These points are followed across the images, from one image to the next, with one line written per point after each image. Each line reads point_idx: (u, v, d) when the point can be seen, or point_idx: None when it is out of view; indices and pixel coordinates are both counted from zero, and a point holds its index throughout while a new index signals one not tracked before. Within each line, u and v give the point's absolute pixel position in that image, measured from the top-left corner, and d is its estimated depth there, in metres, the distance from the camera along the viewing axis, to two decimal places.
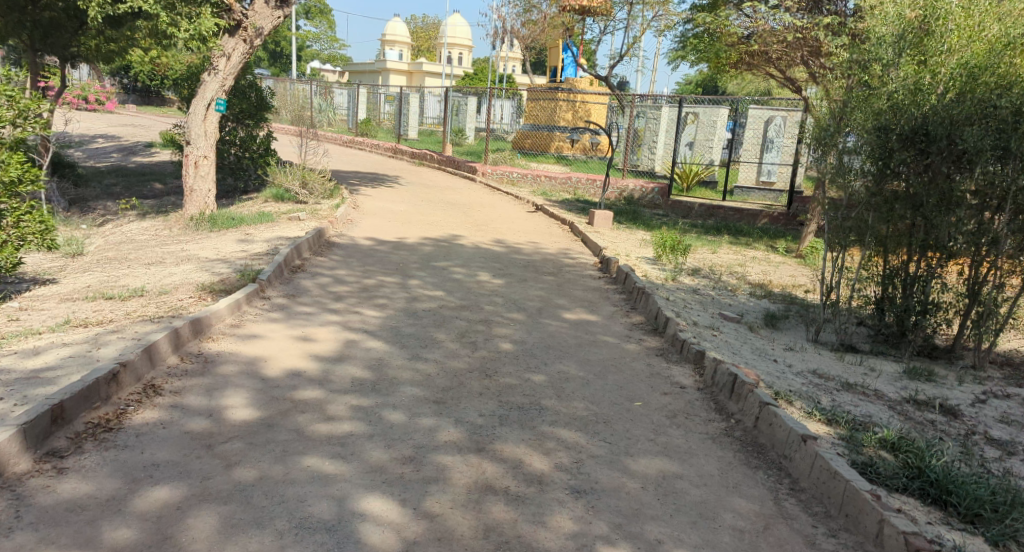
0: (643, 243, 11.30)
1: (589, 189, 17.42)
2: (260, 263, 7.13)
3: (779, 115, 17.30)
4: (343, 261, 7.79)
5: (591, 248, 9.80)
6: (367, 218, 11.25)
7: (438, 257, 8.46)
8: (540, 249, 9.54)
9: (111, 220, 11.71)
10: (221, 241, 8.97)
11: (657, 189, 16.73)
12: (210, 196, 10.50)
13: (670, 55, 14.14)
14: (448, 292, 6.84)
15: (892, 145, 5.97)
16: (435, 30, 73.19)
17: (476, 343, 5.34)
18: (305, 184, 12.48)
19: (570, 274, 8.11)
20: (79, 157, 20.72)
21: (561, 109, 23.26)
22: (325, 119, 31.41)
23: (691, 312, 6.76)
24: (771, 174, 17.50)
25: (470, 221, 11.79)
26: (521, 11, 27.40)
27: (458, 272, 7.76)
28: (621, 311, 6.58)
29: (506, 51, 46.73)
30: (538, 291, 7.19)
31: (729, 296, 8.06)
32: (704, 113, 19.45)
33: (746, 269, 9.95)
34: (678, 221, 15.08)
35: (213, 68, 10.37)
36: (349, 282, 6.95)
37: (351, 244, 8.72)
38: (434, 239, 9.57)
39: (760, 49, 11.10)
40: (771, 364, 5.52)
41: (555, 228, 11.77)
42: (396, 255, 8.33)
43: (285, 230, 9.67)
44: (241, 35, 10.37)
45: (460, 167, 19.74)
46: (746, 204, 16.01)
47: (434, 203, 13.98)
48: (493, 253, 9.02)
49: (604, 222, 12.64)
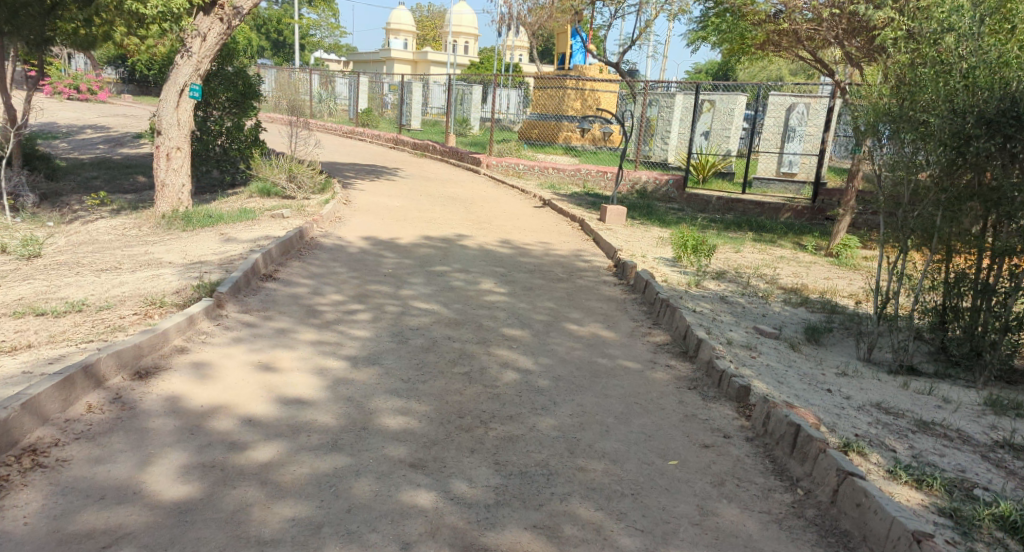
0: (660, 242, 10.38)
1: (600, 181, 16.36)
2: (226, 268, 6.21)
3: (802, 102, 16.27)
4: (325, 265, 6.87)
5: (604, 248, 8.88)
6: (360, 216, 10.36)
7: (435, 259, 7.54)
8: (548, 251, 8.62)
9: (82, 218, 10.86)
10: (193, 242, 8.08)
11: (671, 181, 15.78)
12: (186, 191, 9.64)
13: (689, 37, 13.17)
14: (442, 304, 5.92)
15: (970, 131, 4.98)
16: (441, 19, 72.10)
17: (472, 372, 4.42)
18: (293, 177, 11.57)
19: (582, 281, 7.18)
20: (66, 149, 19.95)
21: (570, 98, 22.31)
22: (325, 109, 30.56)
23: (722, 328, 5.79)
24: (793, 164, 16.58)
25: (472, 218, 10.91)
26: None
27: (456, 278, 6.84)
28: (642, 327, 5.65)
29: (513, 38, 45.65)
30: (547, 303, 6.26)
31: (762, 306, 7.09)
32: (721, 101, 18.45)
33: (776, 271, 9.01)
34: (695, 216, 14.16)
35: (186, 50, 9.49)
36: (327, 289, 6.03)
37: (336, 244, 7.82)
38: (431, 238, 8.66)
39: (791, 28, 10.11)
40: (826, 396, 4.50)
41: (564, 226, 10.86)
42: (387, 258, 7.41)
43: (266, 229, 8.78)
44: (217, 14, 9.46)
45: (463, 158, 18.80)
46: (767, 197, 15.04)
47: (435, 198, 13.11)
48: (496, 255, 8.10)
49: (616, 218, 11.80)
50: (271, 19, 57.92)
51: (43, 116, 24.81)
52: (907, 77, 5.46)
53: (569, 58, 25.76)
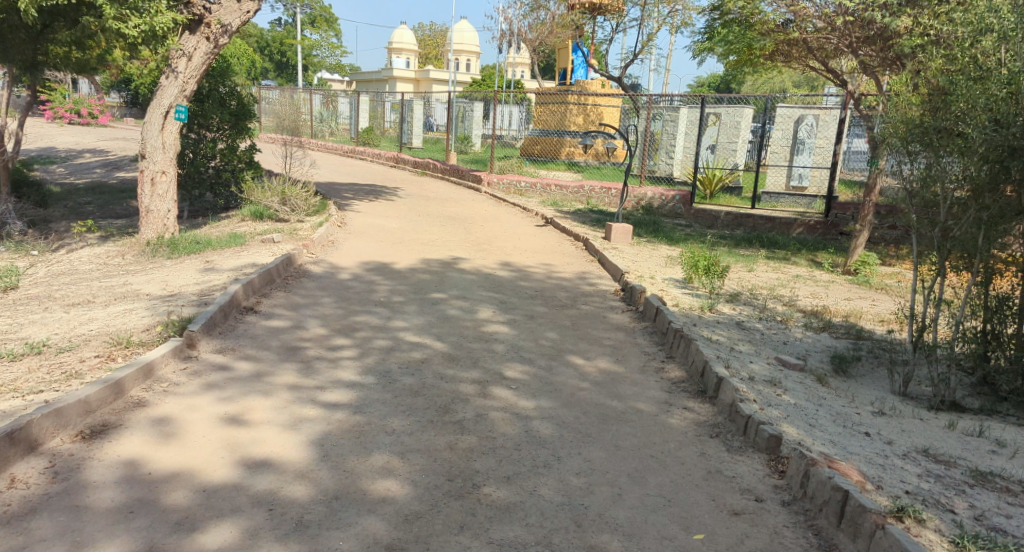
0: (669, 262, 9.91)
1: (604, 198, 16.05)
2: (202, 301, 5.76)
3: (811, 114, 15.84)
4: (311, 294, 6.42)
5: (611, 270, 8.42)
6: (354, 239, 9.93)
7: (430, 286, 7.08)
8: (551, 273, 8.15)
9: (67, 245, 10.46)
10: (177, 271, 7.65)
11: (678, 197, 15.34)
12: (172, 217, 9.22)
13: (695, 49, 12.77)
14: (435, 336, 5.45)
15: (1013, 141, 4.50)
16: (443, 37, 72.18)
17: (466, 417, 3.95)
18: (286, 200, 11.17)
19: (587, 306, 6.72)
20: (61, 174, 19.63)
21: (572, 113, 21.93)
22: (326, 129, 30.28)
23: (741, 362, 5.31)
24: (803, 178, 16.17)
25: (473, 239, 10.48)
26: (529, 12, 26.10)
27: (452, 305, 6.39)
28: (654, 361, 5.17)
29: (515, 56, 45.48)
30: (549, 333, 5.79)
31: (782, 333, 6.60)
32: (727, 114, 18.02)
33: (792, 291, 8.53)
34: (704, 233, 13.70)
35: (172, 70, 9.11)
36: (311, 320, 5.59)
37: (326, 271, 7.39)
38: (428, 262, 8.21)
39: (801, 38, 9.69)
40: (864, 441, 4.01)
41: (567, 246, 10.40)
42: (378, 285, 6.95)
43: (254, 255, 8.35)
44: (204, 32, 9.08)
45: (464, 176, 18.39)
46: (777, 212, 14.58)
47: (434, 218, 12.70)
48: (496, 279, 7.65)
49: (622, 237, 11.35)
50: (274, 40, 58.02)
51: (40, 142, 24.54)
52: (938, 83, 5.01)
53: (571, 74, 25.40)
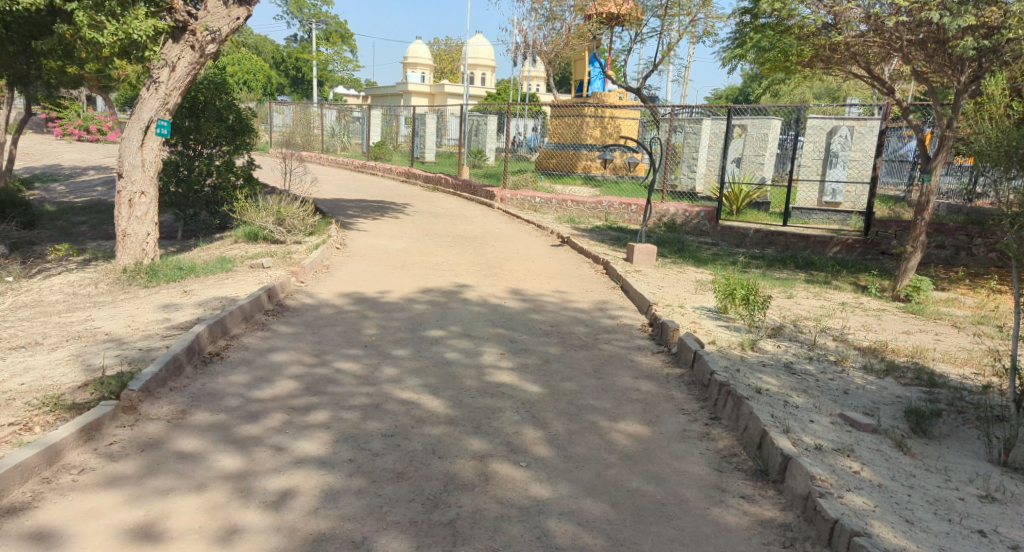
0: (698, 288, 9.00)
1: (623, 215, 15.13)
2: (159, 347, 4.91)
3: (845, 125, 14.77)
4: (291, 335, 5.56)
5: (635, 300, 7.51)
6: (352, 263, 9.11)
7: (428, 321, 6.19)
8: (566, 304, 7.23)
9: (46, 271, 9.72)
10: (149, 305, 6.84)
11: (703, 213, 14.44)
12: (154, 241, 8.42)
13: (725, 56, 11.90)
14: (428, 390, 4.55)
15: None
16: (458, 52, 71.83)
17: (460, 516, 3.04)
18: (281, 220, 10.39)
19: (609, 347, 5.79)
20: (61, 192, 19.02)
21: (589, 126, 21.12)
22: (338, 144, 29.66)
23: (801, 423, 4.37)
24: (837, 193, 15.24)
25: (482, 262, 9.61)
26: (545, 22, 25.35)
27: (452, 347, 5.50)
28: (695, 424, 4.24)
29: (530, 67, 44.82)
30: (565, 383, 4.87)
31: (838, 377, 5.64)
32: (753, 126, 17.14)
33: (839, 321, 7.59)
34: (733, 253, 12.75)
35: (152, 81, 8.33)
36: (282, 369, 4.73)
37: (313, 305, 6.53)
38: (429, 292, 7.33)
39: (846, 41, 8.79)
40: (985, 547, 3.06)
41: (586, 270, 9.52)
42: (368, 322, 6.08)
43: (237, 286, 7.53)
44: (188, 40, 8.32)
45: (476, 193, 17.54)
46: (810, 229, 13.69)
47: (442, 237, 11.88)
48: (505, 311, 6.76)
49: (646, 259, 10.48)
50: (290, 55, 57.86)
51: (46, 161, 24.03)
52: None
53: (588, 85, 24.50)
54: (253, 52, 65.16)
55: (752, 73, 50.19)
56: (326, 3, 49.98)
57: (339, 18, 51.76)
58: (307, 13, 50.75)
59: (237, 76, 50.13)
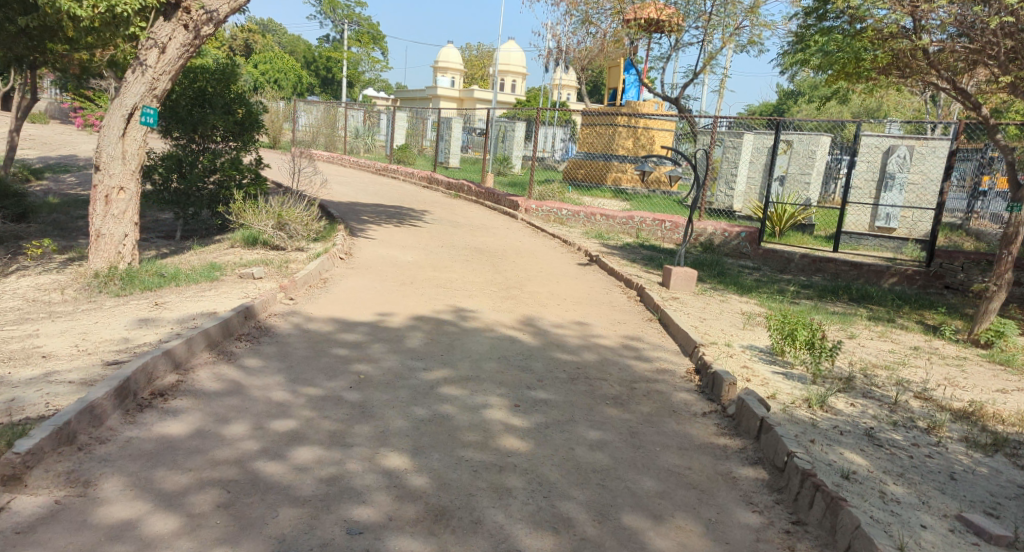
0: (744, 325, 7.90)
1: (656, 232, 14.00)
2: (84, 383, 3.98)
3: (904, 144, 13.53)
4: (257, 374, 4.59)
5: (676, 336, 6.43)
6: (356, 276, 8.16)
7: (429, 359, 5.22)
8: (592, 341, 6.16)
9: (23, 269, 8.91)
10: (109, 320, 5.92)
11: (744, 234, 13.40)
12: (132, 242, 7.49)
13: (784, 62, 10.85)
14: (417, 461, 3.54)
15: None
16: (490, 59, 71.25)
17: None
18: (282, 225, 9.47)
19: (647, 402, 4.76)
20: (70, 183, 18.35)
21: (621, 135, 19.90)
22: (362, 146, 28.90)
23: (911, 532, 3.27)
24: (891, 217, 14.00)
25: (500, 281, 8.59)
26: (581, 27, 24.39)
27: (452, 399, 4.48)
28: (768, 532, 3.19)
29: (562, 74, 43.92)
30: (590, 455, 3.84)
31: (936, 453, 4.49)
32: (800, 142, 16.10)
33: (916, 371, 6.46)
34: (777, 282, 11.63)
35: (138, 64, 7.41)
36: (233, 422, 3.77)
37: (294, 336, 5.57)
38: (434, 321, 6.32)
39: (930, 44, 7.68)
40: None
41: (617, 294, 8.53)
42: (356, 362, 5.10)
43: (216, 300, 6.58)
44: (181, 18, 7.42)
45: (498, 201, 16.55)
46: (862, 258, 12.65)
47: (459, 249, 10.88)
48: (523, 348, 5.77)
49: (684, 284, 9.46)
50: (321, 55, 57.54)
51: (62, 151, 23.46)
52: None
53: (621, 94, 23.15)
54: (286, 53, 65.04)
55: (789, 90, 48.96)
56: (358, 4, 49.64)
57: (371, 20, 51.37)
58: (340, 14, 50.54)
59: (268, 74, 49.90)
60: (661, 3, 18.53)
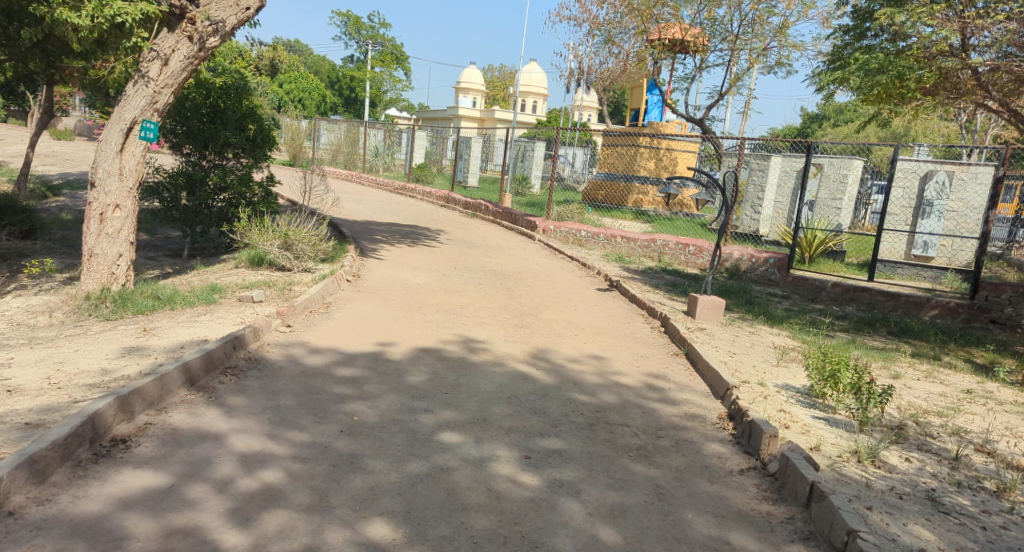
0: (777, 360, 7.33)
1: (679, 256, 13.41)
2: (36, 430, 3.55)
3: (943, 170, 12.93)
4: (239, 417, 4.15)
5: (706, 374, 5.89)
6: (364, 300, 7.72)
7: (432, 401, 4.75)
8: (612, 380, 5.64)
9: (20, 288, 8.57)
10: (91, 348, 5.49)
11: (772, 260, 12.80)
12: (127, 263, 7.08)
13: (819, 81, 10.32)
14: (409, 533, 3.10)
15: None
16: (513, 79, 71.26)
17: None
18: (289, 244, 9.09)
19: (673, 455, 4.25)
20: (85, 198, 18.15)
21: (643, 156, 19.36)
22: (382, 164, 28.63)
23: None
24: (929, 245, 13.38)
25: (514, 308, 8.09)
26: (604, 47, 24.03)
27: (453, 449, 4.01)
28: None
29: (582, 94, 43.70)
30: (608, 526, 3.36)
31: (1011, 523, 3.91)
32: (831, 166, 15.52)
33: (972, 417, 5.86)
34: (809, 312, 11.02)
35: (139, 76, 7.02)
36: (202, 477, 3.34)
37: (286, 370, 5.12)
38: (440, 355, 5.85)
39: (982, 63, 7.14)
40: None
41: (639, 324, 8.01)
42: (350, 404, 4.64)
43: (209, 325, 6.16)
44: (185, 29, 7.02)
45: (517, 222, 16.06)
46: (899, 288, 12.07)
47: (473, 272, 10.40)
48: (536, 387, 5.29)
49: (712, 314, 8.89)
50: (344, 74, 57.84)
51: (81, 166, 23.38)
52: None
53: (644, 114, 22.67)
54: (310, 72, 65.52)
55: (813, 114, 48.48)
56: (383, 25, 49.89)
57: (395, 40, 51.60)
58: (365, 34, 50.85)
59: (292, 93, 50.21)
60: (687, 23, 18.09)
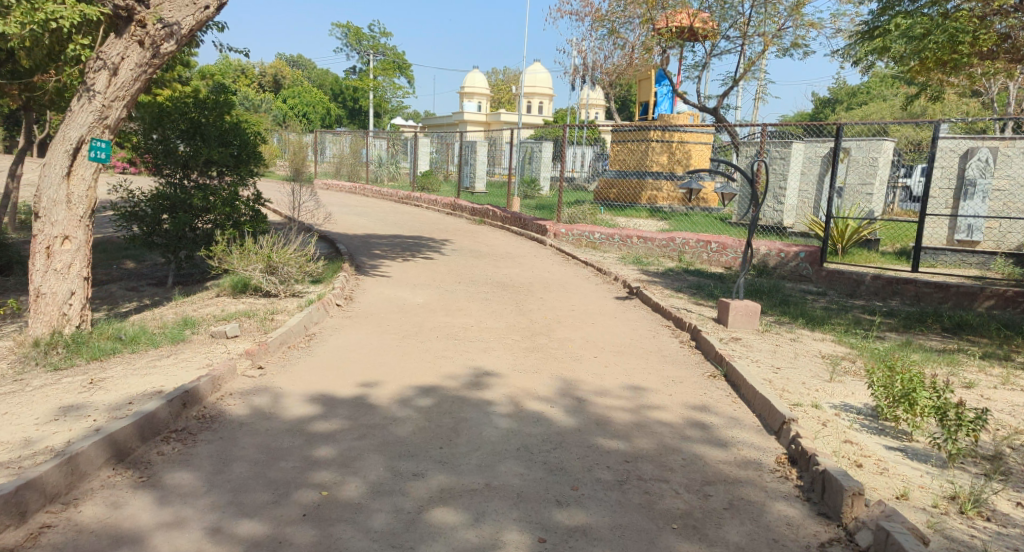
0: (828, 374, 6.37)
1: (701, 255, 12.41)
2: None
3: (986, 146, 11.94)
4: (176, 505, 3.31)
5: (756, 403, 4.99)
6: (354, 328, 6.86)
7: (423, 464, 3.89)
8: (642, 419, 4.76)
9: None
10: (23, 405, 4.66)
11: (803, 254, 11.80)
12: (80, 302, 6.23)
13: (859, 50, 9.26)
14: None
15: None
16: (517, 81, 70.56)
17: None
18: (273, 268, 8.26)
19: (728, 527, 3.36)
20: None
21: (656, 151, 18.30)
22: (386, 173, 27.83)
23: None
24: (974, 229, 12.37)
25: (524, 327, 7.18)
26: (608, 40, 23.15)
27: (448, 537, 3.15)
28: None
29: (589, 91, 42.84)
30: None
31: None
32: (859, 149, 14.54)
33: None
34: (850, 310, 10.04)
35: (84, 89, 6.15)
36: None
37: (249, 427, 4.26)
38: (437, 395, 4.97)
39: None
40: None
41: (666, 338, 7.09)
42: (324, 473, 3.79)
43: (169, 370, 5.33)
44: (134, 33, 6.17)
45: (526, 227, 15.16)
46: (945, 276, 11.10)
47: (478, 285, 9.49)
48: (551, 433, 4.41)
49: (746, 321, 7.93)
50: (348, 86, 57.26)
51: None
52: None
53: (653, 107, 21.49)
54: (314, 86, 65.12)
55: (824, 98, 47.42)
56: (383, 33, 49.29)
57: (396, 48, 50.97)
58: (366, 44, 50.33)
59: (296, 108, 49.75)
60: (695, 8, 17.14)
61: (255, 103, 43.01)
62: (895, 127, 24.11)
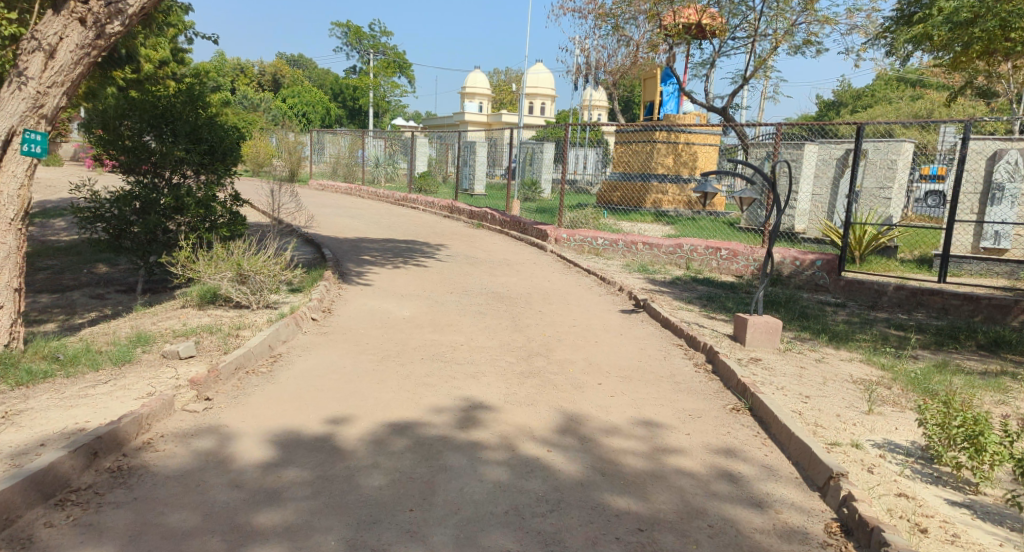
0: (865, 405, 5.58)
1: (710, 262, 11.63)
2: None
3: (1016, 148, 11.20)
4: None
5: (792, 446, 4.23)
6: (327, 347, 6.07)
7: (391, 537, 3.14)
8: (657, 466, 4.00)
9: None
10: None
11: (820, 262, 11.00)
12: (8, 317, 5.44)
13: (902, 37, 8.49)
14: None
15: None
16: (518, 82, 69.82)
17: None
18: (243, 276, 7.49)
19: None
20: None
21: (660, 152, 17.44)
22: (383, 174, 27.01)
23: None
24: (1001, 236, 11.62)
25: (519, 347, 6.38)
26: (612, 38, 22.35)
27: None
28: None
29: (591, 93, 42.06)
30: None
31: None
32: (877, 151, 13.76)
33: None
34: (874, 323, 9.26)
35: (16, 73, 5.36)
36: None
37: (177, 482, 3.47)
38: (414, 435, 4.20)
39: None
40: None
41: (679, 360, 6.30)
42: (264, 551, 3.02)
43: (102, 400, 4.55)
44: (74, 9, 5.38)
45: (526, 231, 14.36)
46: (973, 287, 10.33)
47: (471, 297, 8.71)
48: (549, 487, 3.65)
49: (765, 339, 7.15)
50: (348, 85, 56.49)
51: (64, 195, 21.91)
52: None
53: (659, 106, 20.67)
54: (315, 87, 64.31)
55: (829, 100, 46.65)
56: (384, 32, 48.55)
57: (397, 48, 50.24)
58: (366, 44, 49.55)
59: (295, 108, 48.97)
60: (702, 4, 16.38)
61: (253, 103, 42.15)
62: (904, 130, 23.35)
